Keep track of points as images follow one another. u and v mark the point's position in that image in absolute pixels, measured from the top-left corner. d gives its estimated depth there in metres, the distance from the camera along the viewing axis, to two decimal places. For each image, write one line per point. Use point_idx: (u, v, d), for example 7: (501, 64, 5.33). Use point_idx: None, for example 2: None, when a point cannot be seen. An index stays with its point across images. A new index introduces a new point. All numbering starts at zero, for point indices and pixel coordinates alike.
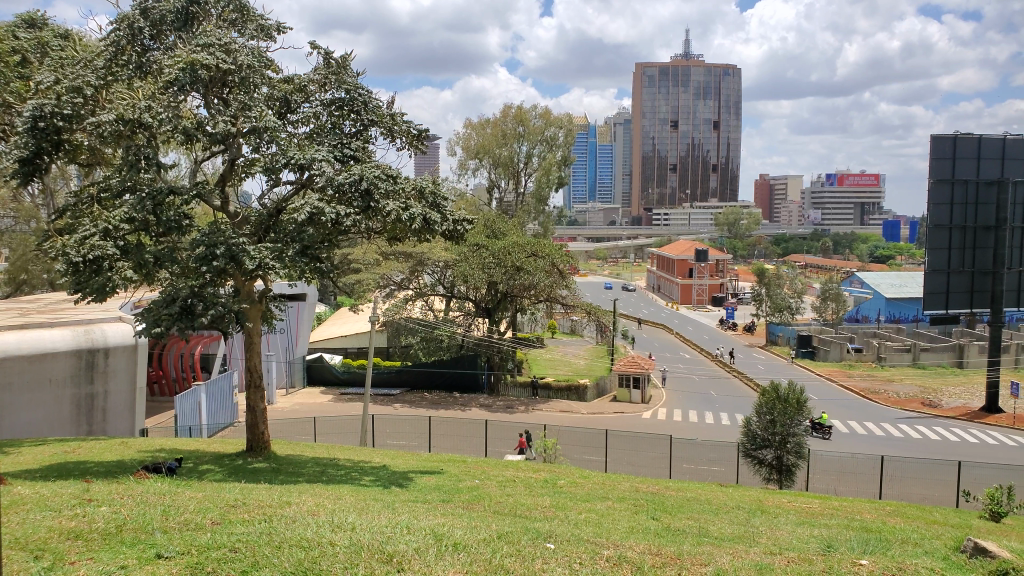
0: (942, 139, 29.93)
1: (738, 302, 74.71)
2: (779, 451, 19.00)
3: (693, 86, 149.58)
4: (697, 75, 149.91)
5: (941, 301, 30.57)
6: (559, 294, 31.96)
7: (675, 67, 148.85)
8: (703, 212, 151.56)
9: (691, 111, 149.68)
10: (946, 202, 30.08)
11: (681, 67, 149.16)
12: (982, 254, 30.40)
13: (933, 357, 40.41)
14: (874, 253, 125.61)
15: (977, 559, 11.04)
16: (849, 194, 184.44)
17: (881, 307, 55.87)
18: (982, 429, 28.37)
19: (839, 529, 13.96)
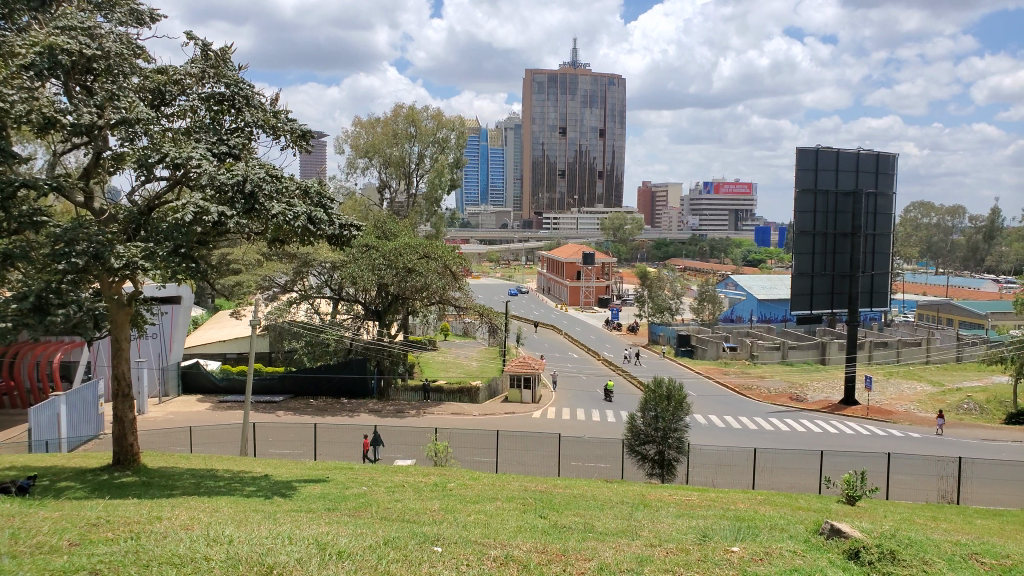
0: (806, 151, 32.03)
1: (623, 303, 77.16)
2: (661, 446, 19.75)
3: (581, 93, 153.29)
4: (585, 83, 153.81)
5: (806, 302, 32.74)
6: (451, 296, 31.93)
7: (563, 75, 152.08)
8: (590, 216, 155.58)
9: (579, 118, 153.48)
10: (811, 209, 32.24)
11: (569, 75, 152.49)
12: (841, 258, 32.83)
13: (799, 354, 43.28)
14: (747, 257, 133.19)
15: (832, 539, 11.93)
16: (725, 201, 194.60)
17: (753, 307, 59.28)
18: (842, 420, 30.60)
19: (714, 519, 14.69)
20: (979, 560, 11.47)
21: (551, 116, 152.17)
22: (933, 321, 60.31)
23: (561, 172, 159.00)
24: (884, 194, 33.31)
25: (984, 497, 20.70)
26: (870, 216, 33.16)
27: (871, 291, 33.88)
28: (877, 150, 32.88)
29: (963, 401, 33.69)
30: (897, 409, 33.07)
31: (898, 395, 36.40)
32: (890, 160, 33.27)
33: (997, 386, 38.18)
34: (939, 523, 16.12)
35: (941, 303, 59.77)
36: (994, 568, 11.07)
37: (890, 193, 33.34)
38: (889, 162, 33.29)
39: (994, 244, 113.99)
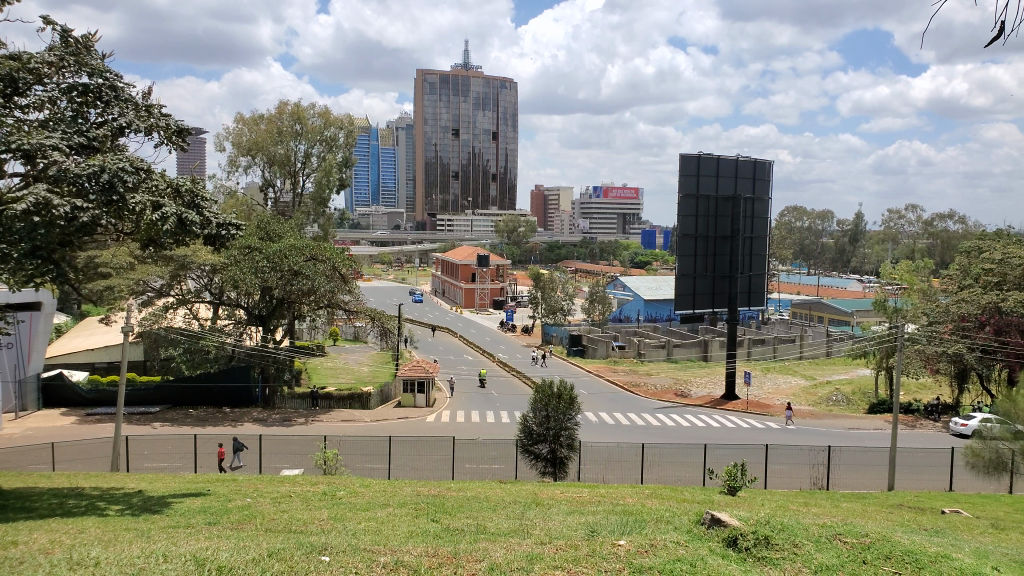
0: (688, 157, 33.37)
1: (516, 305, 77.98)
2: (553, 445, 20.02)
3: (473, 95, 153.68)
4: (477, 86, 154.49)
5: (689, 302, 34.13)
6: (340, 299, 31.30)
7: (456, 77, 152.08)
8: (484, 219, 156.46)
9: (471, 120, 154.11)
10: (692, 213, 33.62)
11: (462, 77, 152.62)
12: (721, 260, 34.43)
13: (683, 351, 45.10)
14: (635, 259, 137.64)
15: (713, 529, 12.45)
16: (615, 205, 200.48)
17: (640, 307, 61.25)
18: (724, 414, 32.06)
19: (603, 514, 15.03)
20: (843, 540, 12.26)
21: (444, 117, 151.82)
22: (804, 319, 64.37)
23: (454, 174, 158.72)
24: (760, 199, 35.17)
25: (851, 482, 22.21)
26: (748, 219, 34.95)
27: (749, 291, 35.70)
28: (754, 158, 34.66)
29: (832, 394, 36.07)
30: (773, 402, 35.00)
31: (774, 389, 38.54)
32: (764, 167, 35.19)
33: (861, 379, 41.12)
34: (809, 508, 17.13)
35: (812, 302, 63.76)
36: (856, 546, 11.85)
37: (765, 198, 35.26)
38: (765, 169, 35.20)
39: (858, 246, 123.35)
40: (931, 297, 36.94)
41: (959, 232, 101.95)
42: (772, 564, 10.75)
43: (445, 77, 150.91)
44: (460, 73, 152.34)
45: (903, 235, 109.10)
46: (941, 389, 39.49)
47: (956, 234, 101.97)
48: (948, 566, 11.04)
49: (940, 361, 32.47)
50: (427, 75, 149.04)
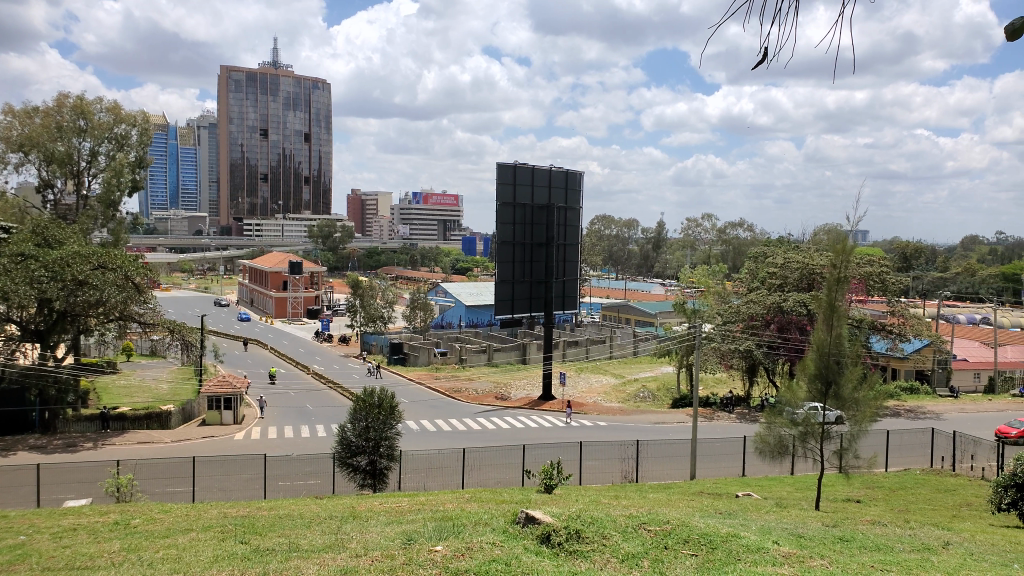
0: (505, 166, 34.20)
1: (331, 313, 75.93)
2: (372, 456, 19.60)
3: (282, 96, 147.82)
4: (287, 85, 148.85)
5: (508, 307, 34.86)
6: (134, 311, 28.76)
7: (263, 75, 145.37)
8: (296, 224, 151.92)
9: (281, 120, 148.00)
10: (510, 221, 34.43)
11: (270, 76, 146.26)
12: (536, 266, 35.62)
13: (503, 356, 46.15)
14: (456, 265, 138.91)
15: (527, 527, 12.77)
16: (434, 212, 201.64)
17: (462, 313, 62.04)
18: (540, 415, 33.14)
19: (421, 522, 14.93)
20: (647, 528, 13.07)
21: (251, 117, 144.53)
22: (614, 321, 68.39)
23: (263, 176, 151.62)
24: (572, 209, 36.91)
25: (656, 474, 23.84)
26: (561, 227, 36.53)
27: (564, 295, 37.23)
28: (566, 168, 36.34)
29: (639, 391, 38.56)
30: (587, 401, 36.73)
31: (587, 388, 40.45)
32: (576, 177, 36.96)
33: (664, 375, 44.30)
34: (619, 501, 18.05)
35: (620, 306, 67.91)
36: (658, 533, 12.67)
37: (577, 207, 37.08)
38: (576, 180, 37.03)
39: (660, 253, 133.30)
40: (724, 299, 40.55)
41: (745, 239, 113.36)
42: (582, 557, 11.23)
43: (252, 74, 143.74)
44: (269, 71, 145.93)
45: (699, 242, 118.71)
46: (733, 382, 43.46)
47: (744, 241, 113.19)
48: (736, 545, 12.13)
49: (732, 357, 35.78)
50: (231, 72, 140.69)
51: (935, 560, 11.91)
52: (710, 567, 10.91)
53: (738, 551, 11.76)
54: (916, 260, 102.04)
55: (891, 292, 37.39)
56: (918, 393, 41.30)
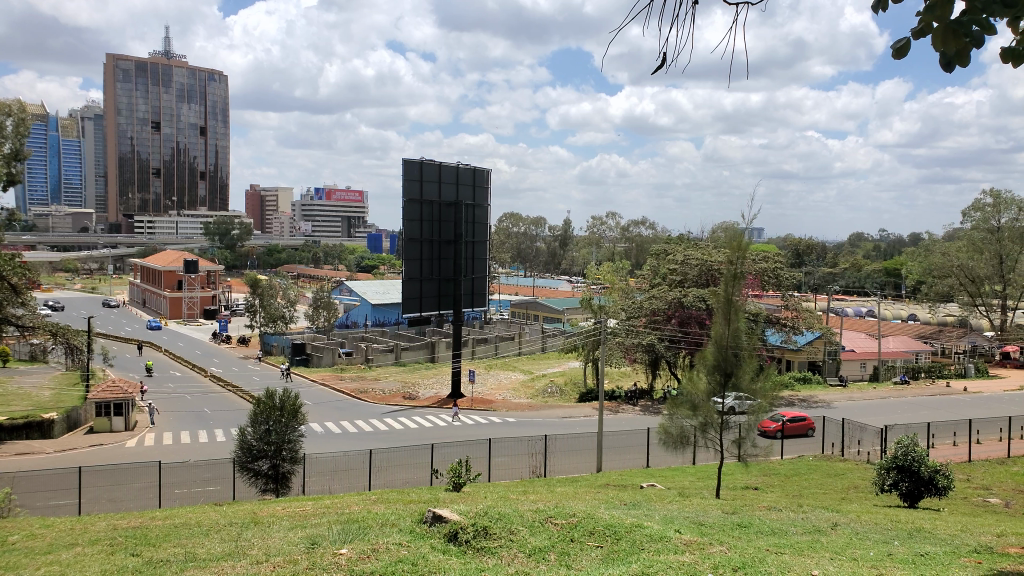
0: (411, 162, 33.82)
1: (229, 314, 73.26)
2: (274, 460, 19.01)
3: (175, 87, 141.05)
4: (180, 76, 142.26)
5: (416, 305, 34.43)
6: (11, 314, 26.89)
7: (152, 65, 137.99)
8: (190, 221, 145.40)
9: (174, 113, 141.24)
10: (417, 218, 34.07)
11: (161, 66, 139.16)
12: (444, 264, 35.43)
13: (411, 355, 45.69)
14: (361, 263, 136.56)
15: (434, 526, 12.71)
16: (338, 208, 197.77)
17: (368, 312, 61.07)
18: (449, 413, 33.10)
19: (325, 525, 14.61)
20: (553, 521, 13.26)
21: (140, 108, 137.20)
22: (523, 318, 69.11)
23: (155, 171, 144.41)
24: (480, 206, 37.01)
25: (564, 468, 24.24)
26: (470, 224, 36.55)
27: (472, 293, 37.28)
28: (474, 166, 36.37)
29: (547, 386, 39.11)
30: (496, 398, 36.91)
31: (496, 385, 40.65)
32: (483, 175, 37.07)
33: (572, 371, 45.06)
34: (527, 496, 18.24)
35: (529, 303, 68.73)
36: (564, 526, 12.88)
37: (485, 204, 37.21)
38: (483, 177, 37.13)
39: (567, 250, 135.67)
40: (629, 295, 41.57)
41: (648, 237, 116.91)
42: (490, 553, 11.28)
43: (141, 64, 136.25)
44: (160, 61, 138.86)
45: (604, 240, 121.68)
46: (638, 376, 44.69)
47: (647, 238, 116.56)
48: (640, 534, 12.48)
49: (637, 351, 36.84)
50: (117, 60, 132.79)
51: (823, 541, 12.62)
52: (615, 557, 11.18)
53: (641, 540, 12.11)
54: (808, 257, 107.86)
55: (785, 287, 39.29)
56: (809, 383, 43.72)
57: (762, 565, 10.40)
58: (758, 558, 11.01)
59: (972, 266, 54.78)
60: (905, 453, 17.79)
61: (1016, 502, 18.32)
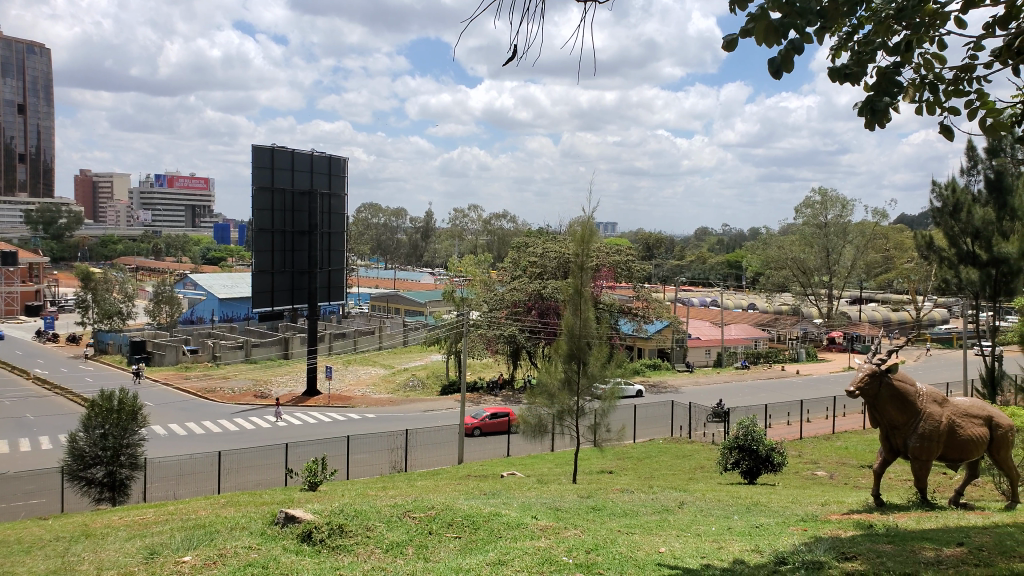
0: (261, 149, 32.31)
1: (55, 310, 67.05)
2: (111, 466, 17.60)
3: None
4: None
5: (267, 299, 33.00)
6: None
7: None
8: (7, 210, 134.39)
9: None
10: (268, 208, 32.70)
11: None
12: (299, 256, 34.18)
13: (262, 351, 43.84)
14: (207, 255, 129.30)
15: (287, 527, 12.27)
16: (182, 196, 186.32)
17: (215, 307, 57.86)
18: (305, 411, 32.15)
19: (167, 533, 13.75)
20: (412, 515, 13.18)
21: None
22: (383, 311, 68.18)
23: None
24: (337, 196, 36.05)
25: (424, 461, 24.17)
26: (325, 215, 35.53)
27: (329, 286, 36.40)
28: (329, 154, 35.37)
29: (407, 380, 38.89)
30: (355, 394, 36.18)
31: (355, 381, 39.90)
32: (340, 164, 36.15)
33: (433, 364, 45.11)
34: (386, 491, 18.06)
35: (390, 295, 67.92)
36: (422, 520, 12.82)
37: (341, 194, 36.28)
38: (339, 166, 36.19)
39: (429, 242, 136.38)
40: (490, 287, 42.01)
41: (508, 229, 118.24)
42: (345, 551, 11.05)
43: None
44: None
45: (467, 232, 123.14)
46: (499, 367, 45.37)
47: (507, 231, 118.35)
48: (497, 523, 12.69)
49: (498, 342, 37.49)
50: None
51: (671, 519, 13.39)
52: (472, 547, 11.31)
53: (499, 529, 12.31)
54: (658, 249, 113.77)
55: (636, 278, 41.24)
56: (659, 369, 46.19)
57: (612, 546, 10.86)
58: (609, 539, 11.50)
59: (803, 258, 59.82)
60: (746, 433, 19.18)
61: (839, 473, 20.29)
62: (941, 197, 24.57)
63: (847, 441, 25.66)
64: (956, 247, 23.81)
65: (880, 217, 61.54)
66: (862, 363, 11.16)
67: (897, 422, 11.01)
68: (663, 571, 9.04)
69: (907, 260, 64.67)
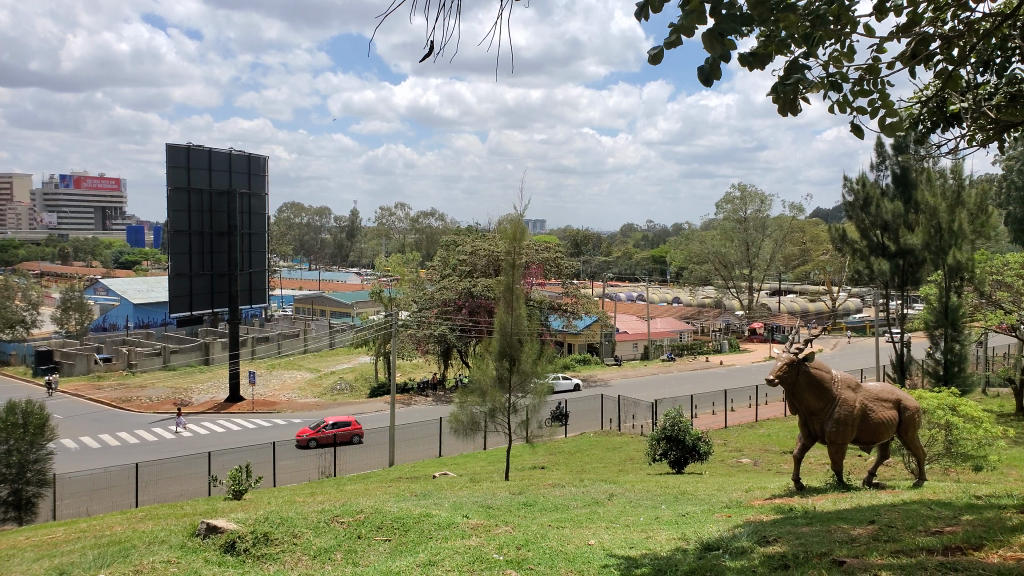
0: (176, 147, 31.19)
1: None
2: (16, 484, 16.63)
3: None
4: None
5: (186, 304, 31.85)
6: None
7: None
8: None
9: None
10: (185, 208, 31.63)
11: None
12: (219, 257, 33.13)
13: (181, 358, 42.15)
14: (120, 259, 123.93)
15: (208, 538, 11.87)
16: (92, 198, 178.09)
17: (129, 312, 55.57)
18: (229, 418, 31.22)
19: (80, 551, 13.08)
20: (340, 520, 12.95)
21: None
22: (308, 313, 66.85)
23: None
24: (257, 195, 35.07)
25: (354, 465, 23.81)
26: (245, 215, 34.51)
27: (250, 288, 35.43)
28: (248, 152, 34.42)
29: (335, 383, 38.23)
30: (280, 399, 35.28)
31: (280, 385, 38.96)
32: (259, 162, 35.20)
33: (361, 366, 44.51)
34: (315, 497, 17.72)
35: (314, 297, 66.62)
36: (351, 524, 12.61)
37: (261, 193, 35.31)
38: (259, 164, 35.24)
39: (355, 242, 134.50)
40: (419, 286, 41.66)
41: (436, 228, 117.62)
42: (271, 560, 10.77)
43: None
44: None
45: (394, 231, 122.01)
46: (430, 367, 45.20)
47: (435, 229, 117.72)
48: (428, 523, 12.59)
49: (429, 342, 37.30)
50: None
51: (601, 512, 13.58)
52: (403, 549, 11.20)
53: (430, 529, 12.23)
54: (585, 245, 115.25)
55: (565, 275, 41.63)
56: (589, 364, 46.79)
57: (543, 541, 10.94)
58: (540, 534, 11.58)
59: (724, 252, 61.64)
60: (673, 425, 19.66)
61: (763, 460, 20.99)
62: (853, 192, 25.75)
63: (769, 429, 26.57)
64: (866, 239, 25.21)
65: (796, 211, 63.97)
66: (781, 352, 11.56)
67: (815, 408, 11.45)
68: (594, 562, 9.14)
69: (822, 252, 67.42)
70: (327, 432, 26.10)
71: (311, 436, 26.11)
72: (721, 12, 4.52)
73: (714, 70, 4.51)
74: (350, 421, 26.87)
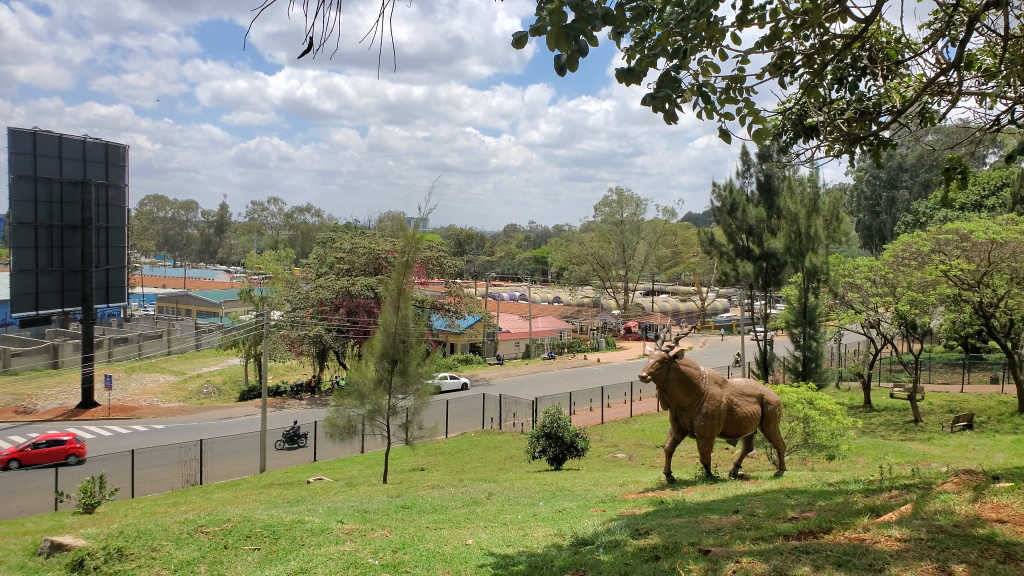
0: (20, 133, 28.52)
1: None
2: None
3: None
4: None
5: (32, 303, 28.52)
6: None
7: None
8: None
9: None
10: (32, 199, 28.75)
11: None
12: (70, 253, 30.53)
13: (24, 361, 38.65)
14: None
15: (52, 557, 10.89)
16: None
17: None
18: (81, 426, 28.97)
19: None
20: (204, 531, 12.22)
21: None
22: (171, 313, 63.26)
23: None
24: (115, 186, 33.03)
25: (220, 473, 22.65)
26: (101, 207, 32.31)
27: (106, 287, 33.04)
28: (105, 141, 32.22)
29: (201, 387, 36.31)
30: (140, 404, 33.11)
31: (141, 389, 36.56)
32: (119, 151, 33.09)
33: (230, 368, 42.57)
34: (177, 507, 16.69)
35: (179, 295, 63.06)
36: (217, 534, 11.94)
37: (120, 184, 33.29)
38: (118, 154, 33.12)
39: (224, 238, 128.44)
40: (293, 285, 40.25)
41: (313, 225, 114.45)
42: None
43: None
44: None
45: (268, 227, 117.68)
46: (303, 369, 43.97)
47: (311, 226, 114.47)
48: (301, 530, 12.13)
49: (303, 343, 36.32)
50: None
51: (479, 511, 13.57)
52: (272, 558, 10.69)
53: (302, 536, 11.78)
54: (467, 245, 115.70)
55: (447, 273, 41.52)
56: (470, 364, 46.85)
57: (419, 543, 10.76)
58: (417, 536, 11.40)
59: (601, 253, 63.53)
60: (552, 422, 19.95)
61: (637, 454, 21.72)
62: (720, 197, 27.03)
63: (642, 424, 27.54)
64: (733, 242, 26.54)
65: (669, 215, 66.97)
66: (653, 349, 11.89)
67: (684, 404, 11.88)
68: (471, 562, 9.10)
69: (693, 254, 70.88)
70: (36, 453, 22.79)
71: (11, 458, 22.59)
72: (583, 12, 4.60)
73: (569, 62, 4.52)
74: (68, 438, 23.71)
